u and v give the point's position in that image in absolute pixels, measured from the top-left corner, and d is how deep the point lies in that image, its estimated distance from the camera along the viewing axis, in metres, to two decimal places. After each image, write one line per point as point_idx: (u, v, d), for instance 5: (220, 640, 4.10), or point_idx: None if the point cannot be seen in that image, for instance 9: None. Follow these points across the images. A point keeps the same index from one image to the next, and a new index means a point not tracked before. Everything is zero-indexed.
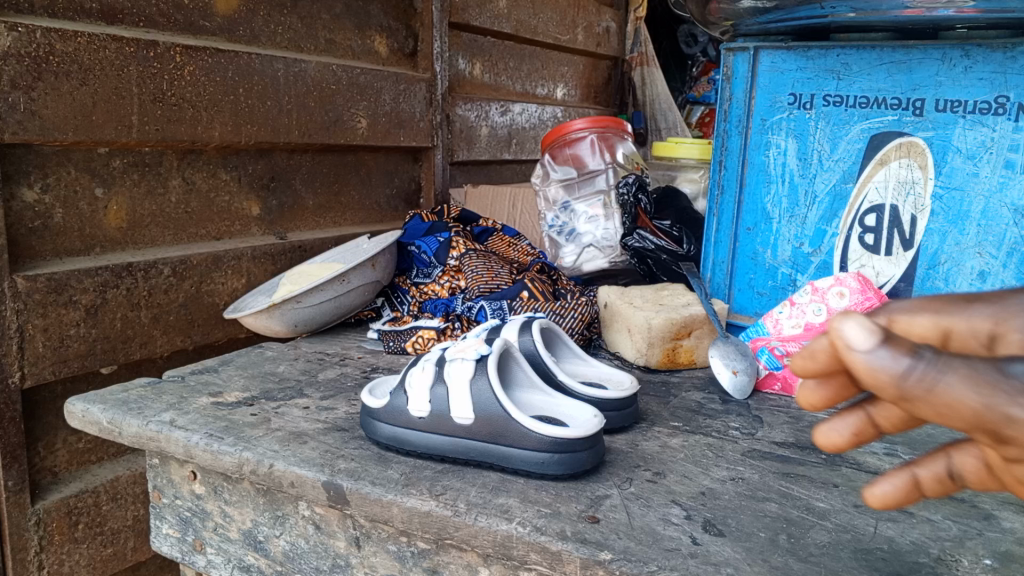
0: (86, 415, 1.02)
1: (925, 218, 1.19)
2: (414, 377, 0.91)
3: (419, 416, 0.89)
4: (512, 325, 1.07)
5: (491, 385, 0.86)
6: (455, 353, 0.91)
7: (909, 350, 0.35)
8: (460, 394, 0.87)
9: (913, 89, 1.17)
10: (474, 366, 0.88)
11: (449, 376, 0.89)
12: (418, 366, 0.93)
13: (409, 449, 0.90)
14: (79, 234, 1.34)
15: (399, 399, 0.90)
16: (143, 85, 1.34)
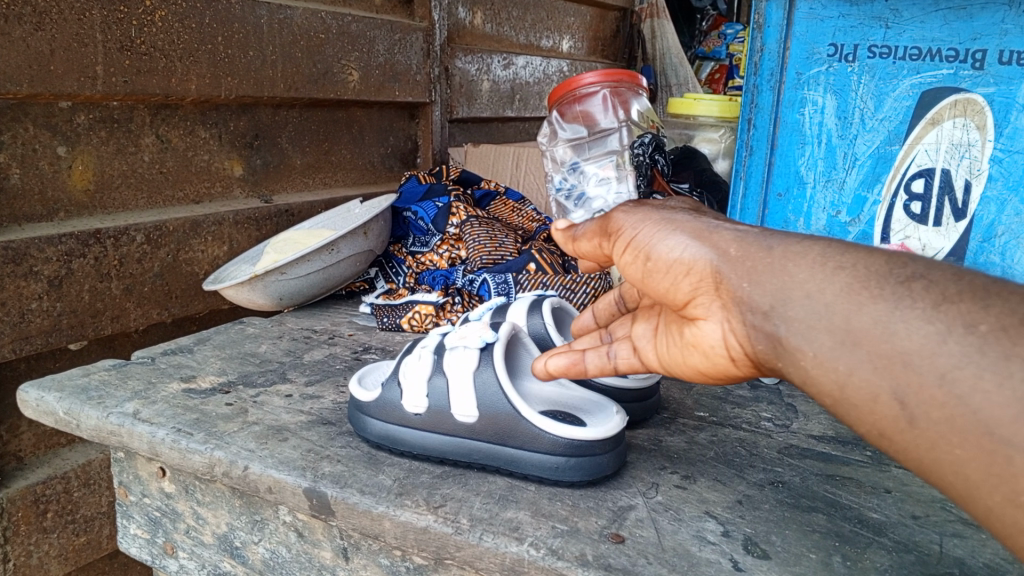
0: (41, 404, 0.91)
1: (981, 184, 1.06)
2: (408, 366, 0.79)
3: (414, 412, 0.77)
4: (520, 305, 0.95)
5: (498, 377, 0.74)
6: (457, 339, 0.78)
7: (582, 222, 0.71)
8: (464, 389, 0.75)
9: (973, 38, 1.04)
10: (480, 356, 0.76)
11: (449, 366, 0.76)
12: (414, 353, 0.80)
13: (404, 449, 0.79)
14: (39, 198, 1.21)
15: (392, 392, 0.79)
16: (107, 31, 1.20)
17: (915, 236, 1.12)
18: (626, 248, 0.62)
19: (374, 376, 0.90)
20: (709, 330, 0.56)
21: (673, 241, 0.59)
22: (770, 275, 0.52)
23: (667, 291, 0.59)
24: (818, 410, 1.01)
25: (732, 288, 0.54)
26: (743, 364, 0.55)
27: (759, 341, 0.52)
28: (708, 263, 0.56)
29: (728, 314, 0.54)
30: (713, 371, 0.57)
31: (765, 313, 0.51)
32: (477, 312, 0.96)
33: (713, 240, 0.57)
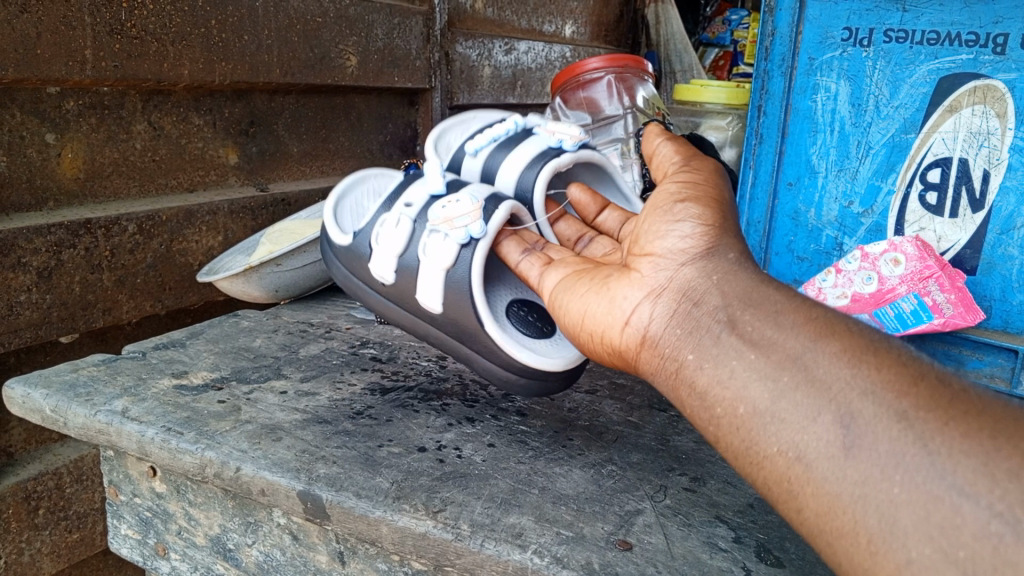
0: (27, 401, 0.88)
1: (1000, 174, 1.02)
2: (384, 230, 0.81)
3: (381, 282, 0.82)
4: (531, 145, 0.89)
5: (467, 274, 0.74)
6: (437, 221, 0.76)
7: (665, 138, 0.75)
8: (433, 282, 0.76)
9: (994, 22, 0.99)
10: (454, 252, 0.74)
11: (425, 248, 0.77)
12: (393, 216, 0.81)
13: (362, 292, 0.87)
14: (27, 186, 1.17)
15: (365, 245, 0.84)
16: (96, 14, 1.16)
17: (930, 228, 1.08)
18: (678, 182, 0.66)
19: (354, 205, 0.98)
20: (634, 289, 0.60)
21: (692, 211, 0.62)
22: (744, 283, 0.55)
23: (647, 241, 0.62)
24: None
25: (688, 273, 0.58)
26: (632, 332, 0.59)
27: (679, 317, 0.56)
28: (695, 245, 0.59)
29: (662, 286, 0.58)
30: (603, 325, 0.62)
31: (710, 313, 0.55)
32: (479, 139, 0.93)
33: (721, 235, 0.60)
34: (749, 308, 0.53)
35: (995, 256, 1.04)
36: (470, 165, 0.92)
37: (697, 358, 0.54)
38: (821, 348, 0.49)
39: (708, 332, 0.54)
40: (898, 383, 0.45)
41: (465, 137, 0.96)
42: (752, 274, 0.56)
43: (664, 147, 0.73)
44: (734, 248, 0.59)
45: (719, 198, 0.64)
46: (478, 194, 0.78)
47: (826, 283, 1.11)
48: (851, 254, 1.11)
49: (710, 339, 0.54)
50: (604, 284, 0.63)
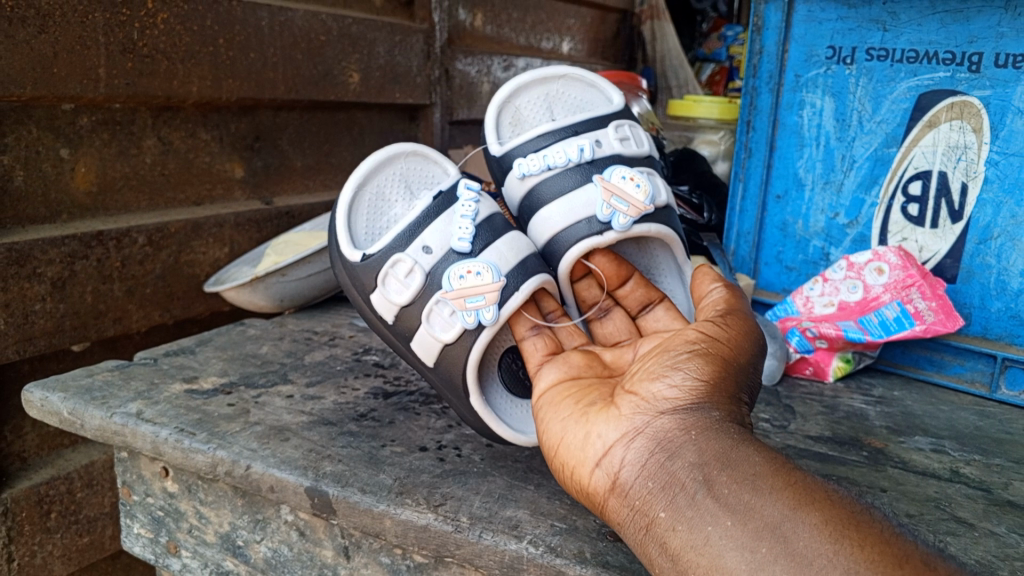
0: (45, 404, 0.92)
1: (977, 186, 1.06)
2: (395, 271, 0.82)
3: (379, 316, 0.84)
4: (581, 200, 0.89)
5: (469, 353, 0.80)
6: (452, 297, 0.80)
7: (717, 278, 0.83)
8: (432, 344, 0.81)
9: (969, 41, 1.04)
10: (460, 330, 0.79)
11: (429, 312, 0.81)
12: (406, 259, 0.81)
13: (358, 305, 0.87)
14: (42, 200, 1.22)
15: (369, 277, 0.83)
16: (110, 34, 1.20)
17: (912, 238, 1.12)
18: (697, 332, 0.70)
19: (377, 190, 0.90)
20: (614, 426, 0.64)
21: (691, 366, 0.66)
22: (722, 441, 0.59)
23: (642, 385, 0.67)
24: (815, 410, 1.02)
25: (668, 424, 0.62)
26: (600, 473, 0.63)
27: (651, 468, 0.60)
28: (684, 398, 0.63)
29: (638, 430, 0.62)
30: (575, 459, 0.65)
31: (680, 471, 0.59)
32: (535, 161, 0.91)
33: (715, 395, 0.64)
34: (724, 469, 0.57)
35: (974, 265, 1.08)
36: (518, 184, 0.93)
37: (669, 517, 0.58)
38: (799, 518, 0.53)
39: (681, 488, 0.58)
40: (882, 564, 0.49)
41: (528, 141, 0.93)
42: (735, 433, 0.60)
43: (715, 293, 0.79)
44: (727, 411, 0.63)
45: (734, 356, 0.68)
46: (497, 268, 0.81)
47: (813, 292, 1.17)
48: (837, 264, 1.16)
49: (683, 502, 0.57)
50: (587, 414, 0.67)
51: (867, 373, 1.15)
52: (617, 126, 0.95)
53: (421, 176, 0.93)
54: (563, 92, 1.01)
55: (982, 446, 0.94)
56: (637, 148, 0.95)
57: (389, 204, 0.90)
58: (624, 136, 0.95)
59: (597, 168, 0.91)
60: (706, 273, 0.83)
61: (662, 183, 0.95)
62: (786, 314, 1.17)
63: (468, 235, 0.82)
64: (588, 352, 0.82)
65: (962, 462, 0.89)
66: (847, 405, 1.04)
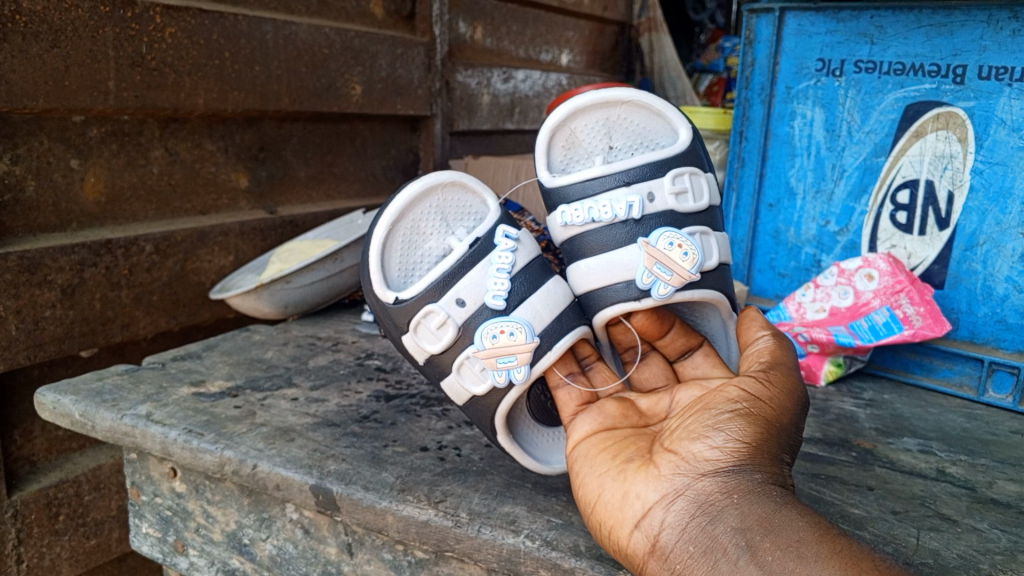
0: (57, 407, 0.95)
1: (963, 195, 1.09)
2: (425, 321, 0.76)
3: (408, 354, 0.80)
4: (623, 260, 0.76)
5: (498, 406, 0.76)
6: (483, 355, 0.75)
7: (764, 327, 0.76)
8: (462, 391, 0.78)
9: (953, 54, 1.07)
10: (490, 386, 0.76)
11: (459, 364, 0.77)
12: (438, 311, 0.75)
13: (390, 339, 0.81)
14: (53, 209, 1.25)
15: (401, 320, 0.77)
16: (120, 48, 1.24)
17: (901, 245, 1.15)
18: (739, 389, 0.67)
19: (413, 223, 0.79)
20: (653, 486, 0.62)
21: (733, 426, 0.63)
22: (764, 506, 0.57)
23: (683, 445, 0.64)
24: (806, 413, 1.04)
25: (709, 487, 0.59)
26: (639, 535, 0.60)
27: (691, 532, 0.58)
28: (727, 460, 0.61)
29: (679, 492, 0.60)
30: (611, 519, 0.63)
31: (722, 536, 0.56)
32: (579, 212, 0.77)
33: (759, 456, 0.61)
34: (768, 536, 0.55)
35: (960, 272, 1.11)
36: (558, 229, 0.80)
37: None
38: None
39: (723, 554, 0.56)
40: None
41: (573, 183, 0.78)
42: (778, 498, 0.57)
43: (762, 342, 0.74)
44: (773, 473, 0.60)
45: (780, 414, 0.65)
46: (532, 327, 0.75)
47: (805, 298, 1.19)
48: (829, 270, 1.19)
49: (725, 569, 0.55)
50: (624, 472, 0.65)
51: (859, 377, 1.18)
52: (676, 175, 0.78)
53: (460, 206, 0.82)
54: (625, 119, 0.81)
55: (968, 447, 0.96)
56: (694, 204, 0.79)
57: (424, 237, 0.80)
58: (682, 189, 0.78)
59: (644, 229, 0.77)
60: (754, 319, 0.77)
61: (716, 242, 0.81)
62: (779, 319, 1.19)
63: (504, 292, 0.75)
64: (625, 402, 0.77)
65: (948, 462, 0.92)
66: (838, 408, 1.07)
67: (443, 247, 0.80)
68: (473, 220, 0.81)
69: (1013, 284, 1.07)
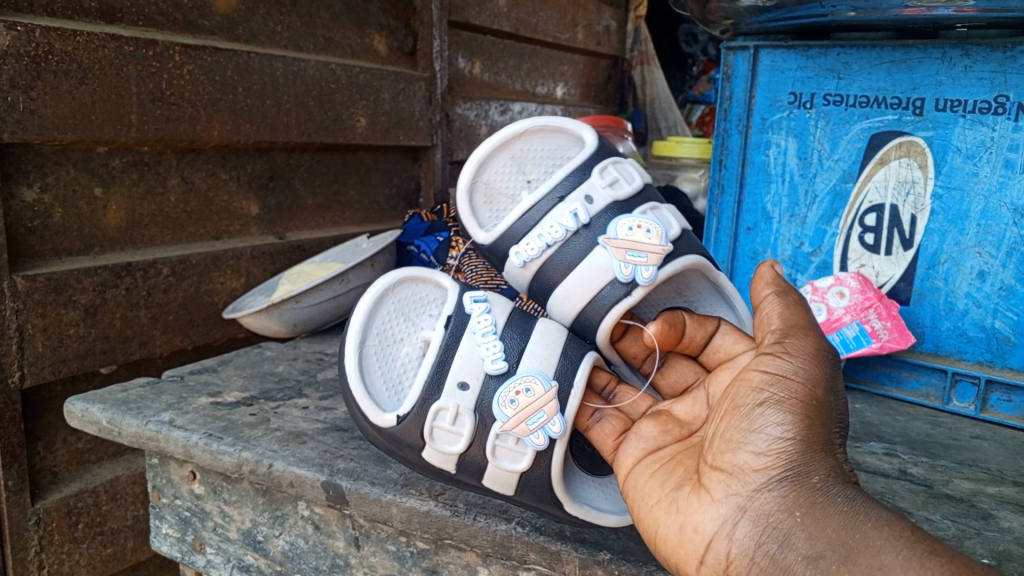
0: (85, 415, 1.03)
1: (925, 218, 1.17)
2: (439, 421, 0.76)
3: (435, 466, 0.79)
4: (598, 263, 0.84)
5: (549, 474, 0.75)
6: (511, 426, 0.75)
7: (773, 286, 0.74)
8: (506, 477, 0.76)
9: (912, 88, 1.16)
10: (530, 453, 0.75)
11: (494, 446, 0.76)
12: (447, 407, 0.76)
13: (409, 458, 0.80)
14: (78, 234, 1.33)
15: (411, 431, 0.77)
16: (142, 84, 1.33)
17: (869, 265, 1.23)
18: (761, 374, 0.65)
19: (378, 339, 0.83)
20: (708, 515, 0.62)
21: (771, 421, 0.62)
22: (831, 519, 0.57)
23: (724, 455, 0.63)
24: None
25: (766, 505, 0.59)
26: (708, 569, 0.61)
27: (759, 561, 0.58)
28: (774, 465, 0.60)
29: (736, 515, 0.60)
30: (677, 556, 0.63)
31: (794, 564, 0.57)
32: (531, 244, 0.86)
33: (808, 452, 0.60)
34: (844, 562, 0.55)
35: (924, 289, 1.19)
36: (520, 272, 0.88)
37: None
38: None
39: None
40: None
41: (513, 223, 0.87)
42: (844, 503, 0.58)
43: (771, 303, 0.73)
44: (824, 467, 0.60)
45: (812, 388, 0.64)
46: (543, 374, 0.76)
47: None
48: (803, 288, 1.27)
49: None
50: (677, 500, 0.65)
51: None
52: (601, 171, 0.88)
53: (419, 300, 0.86)
54: (526, 150, 0.93)
55: (930, 450, 1.04)
56: (629, 186, 0.88)
57: (396, 345, 0.83)
58: (611, 179, 0.88)
59: (599, 228, 0.85)
60: (762, 278, 0.75)
61: (670, 213, 0.89)
62: None
63: (499, 352, 0.77)
64: (661, 416, 0.80)
65: (911, 462, 1.00)
66: None
67: (418, 345, 0.83)
68: (435, 305, 0.86)
69: (972, 300, 1.15)
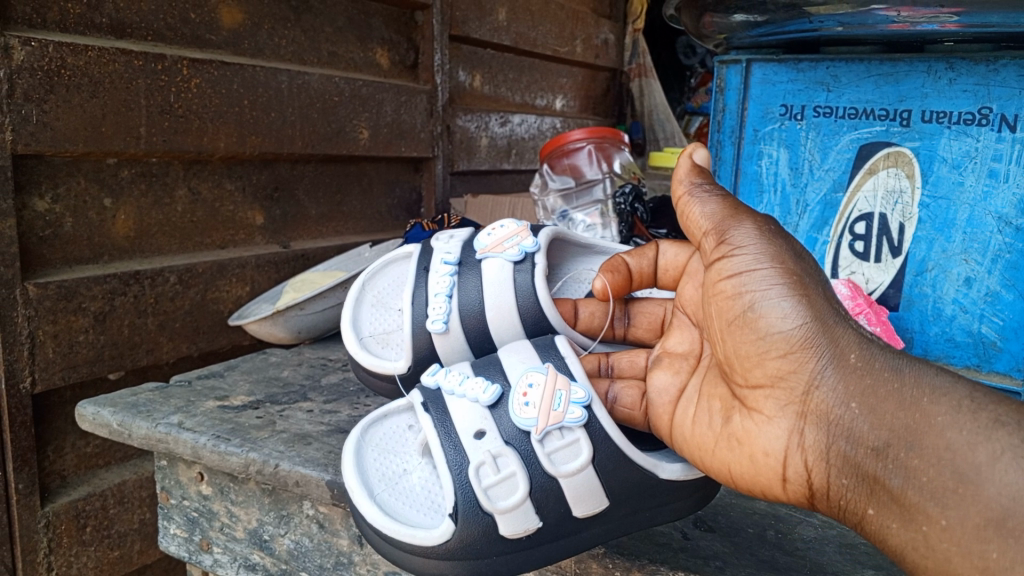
0: (96, 418, 1.06)
1: (912, 226, 1.21)
2: (488, 480, 0.70)
3: (522, 535, 0.70)
4: (494, 270, 0.93)
5: (609, 440, 0.71)
6: (545, 422, 0.71)
7: (684, 184, 0.74)
8: (581, 479, 0.70)
9: (900, 100, 1.20)
10: (580, 434, 0.72)
11: (547, 451, 0.71)
12: (482, 459, 0.71)
13: (495, 556, 0.71)
14: (87, 243, 1.36)
15: (475, 512, 0.69)
16: (151, 97, 1.36)
17: (859, 272, 1.27)
18: (732, 281, 0.68)
19: (384, 492, 0.75)
20: (772, 436, 0.65)
21: (775, 320, 0.64)
22: (878, 394, 0.60)
23: (754, 372, 0.66)
24: None
25: (820, 407, 0.62)
26: (794, 485, 0.64)
27: (836, 463, 0.61)
28: (802, 363, 0.63)
29: (798, 428, 0.63)
30: (759, 483, 0.67)
31: (864, 457, 0.60)
32: (437, 306, 0.94)
33: (824, 331, 0.63)
34: (911, 448, 0.58)
35: (913, 295, 1.23)
36: (450, 334, 0.93)
37: (878, 513, 0.60)
38: None
39: (876, 481, 0.59)
40: None
41: (413, 312, 0.96)
42: (890, 375, 0.60)
43: (692, 201, 0.73)
44: (851, 343, 0.62)
45: (787, 270, 0.66)
46: (532, 370, 0.76)
47: None
48: None
49: (886, 499, 0.59)
50: (733, 433, 0.68)
51: None
52: (437, 239, 1.04)
53: (396, 436, 0.84)
54: (378, 294, 1.11)
55: None
56: (460, 234, 1.04)
57: (401, 474, 0.78)
58: (449, 238, 1.03)
59: (470, 258, 0.96)
60: (679, 174, 0.75)
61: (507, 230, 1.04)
62: None
63: (480, 380, 0.76)
64: (670, 360, 0.81)
65: None
66: None
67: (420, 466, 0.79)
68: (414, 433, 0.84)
69: (958, 306, 1.19)
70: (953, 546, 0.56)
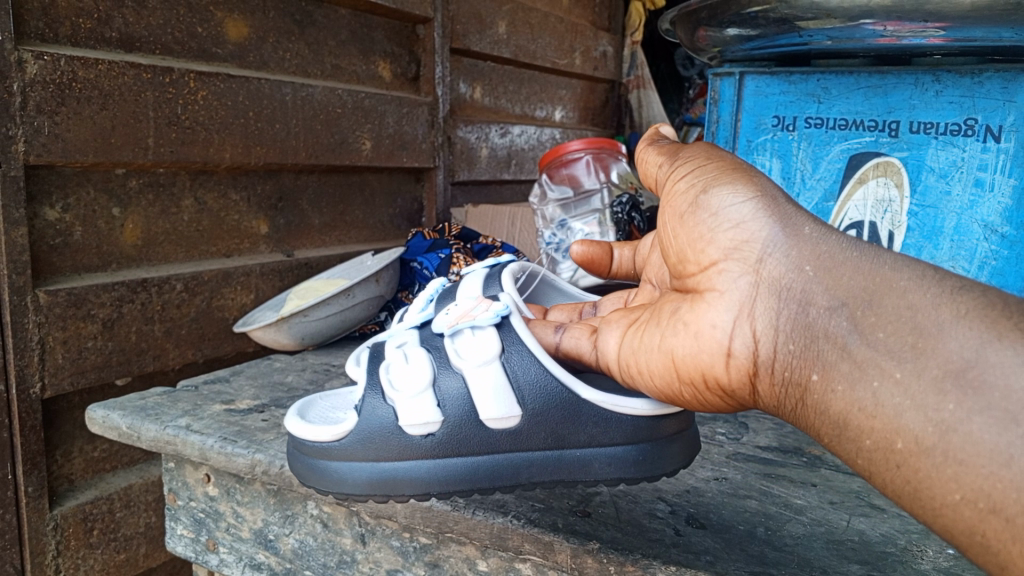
0: (106, 421, 1.09)
1: (902, 233, 1.24)
2: (397, 374, 0.73)
3: (421, 431, 0.70)
4: None
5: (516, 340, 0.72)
6: (456, 321, 0.74)
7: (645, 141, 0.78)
8: (480, 371, 0.71)
9: (888, 111, 1.23)
10: (490, 332, 0.72)
11: (457, 351, 0.73)
12: (396, 357, 0.75)
13: (396, 460, 0.71)
14: (96, 251, 1.39)
15: (377, 408, 0.72)
16: (159, 109, 1.40)
17: None
18: (685, 176, 0.67)
19: (316, 415, 0.79)
20: (718, 311, 0.62)
21: (728, 193, 0.63)
22: (834, 260, 0.58)
23: (704, 251, 0.64)
24: (767, 426, 1.19)
25: (773, 274, 0.59)
26: (739, 358, 0.61)
27: (785, 329, 0.58)
28: (752, 232, 0.61)
29: (749, 296, 0.60)
30: (702, 363, 0.63)
31: (818, 318, 0.57)
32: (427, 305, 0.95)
33: (777, 207, 0.61)
34: (870, 307, 0.55)
35: None
36: None
37: (822, 378, 0.56)
38: None
39: (825, 340, 0.56)
40: None
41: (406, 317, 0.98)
42: (845, 246, 0.59)
43: (649, 151, 0.76)
44: (805, 219, 0.61)
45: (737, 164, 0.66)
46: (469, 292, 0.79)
47: None
48: None
49: (837, 358, 0.56)
50: (680, 318, 0.65)
51: None
52: None
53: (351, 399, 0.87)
54: None
55: None
56: None
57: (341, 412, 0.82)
58: None
59: None
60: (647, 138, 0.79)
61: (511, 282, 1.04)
62: None
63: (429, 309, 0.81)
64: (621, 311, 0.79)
65: None
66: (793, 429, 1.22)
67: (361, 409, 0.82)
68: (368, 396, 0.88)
69: None
70: (907, 400, 0.52)
